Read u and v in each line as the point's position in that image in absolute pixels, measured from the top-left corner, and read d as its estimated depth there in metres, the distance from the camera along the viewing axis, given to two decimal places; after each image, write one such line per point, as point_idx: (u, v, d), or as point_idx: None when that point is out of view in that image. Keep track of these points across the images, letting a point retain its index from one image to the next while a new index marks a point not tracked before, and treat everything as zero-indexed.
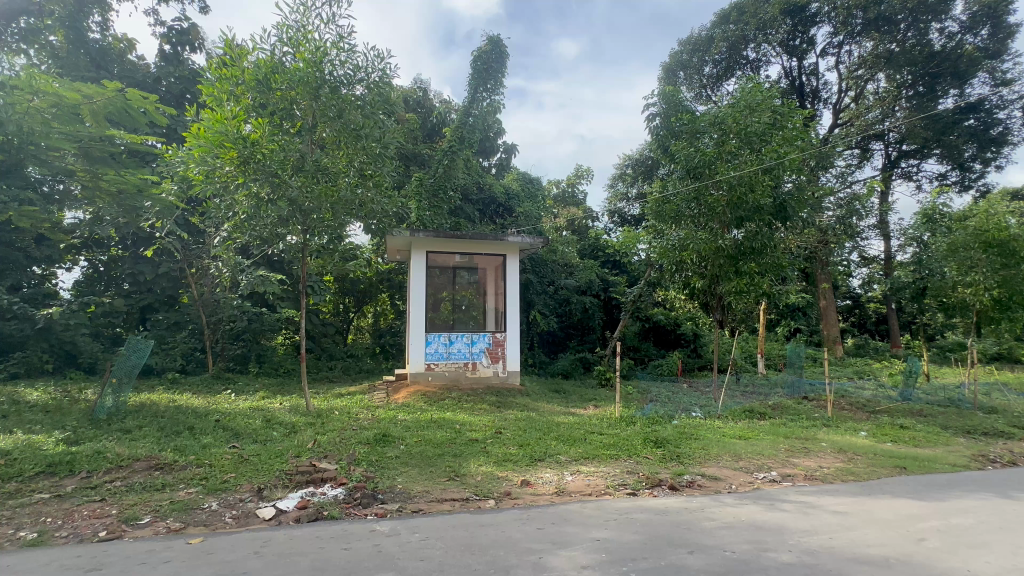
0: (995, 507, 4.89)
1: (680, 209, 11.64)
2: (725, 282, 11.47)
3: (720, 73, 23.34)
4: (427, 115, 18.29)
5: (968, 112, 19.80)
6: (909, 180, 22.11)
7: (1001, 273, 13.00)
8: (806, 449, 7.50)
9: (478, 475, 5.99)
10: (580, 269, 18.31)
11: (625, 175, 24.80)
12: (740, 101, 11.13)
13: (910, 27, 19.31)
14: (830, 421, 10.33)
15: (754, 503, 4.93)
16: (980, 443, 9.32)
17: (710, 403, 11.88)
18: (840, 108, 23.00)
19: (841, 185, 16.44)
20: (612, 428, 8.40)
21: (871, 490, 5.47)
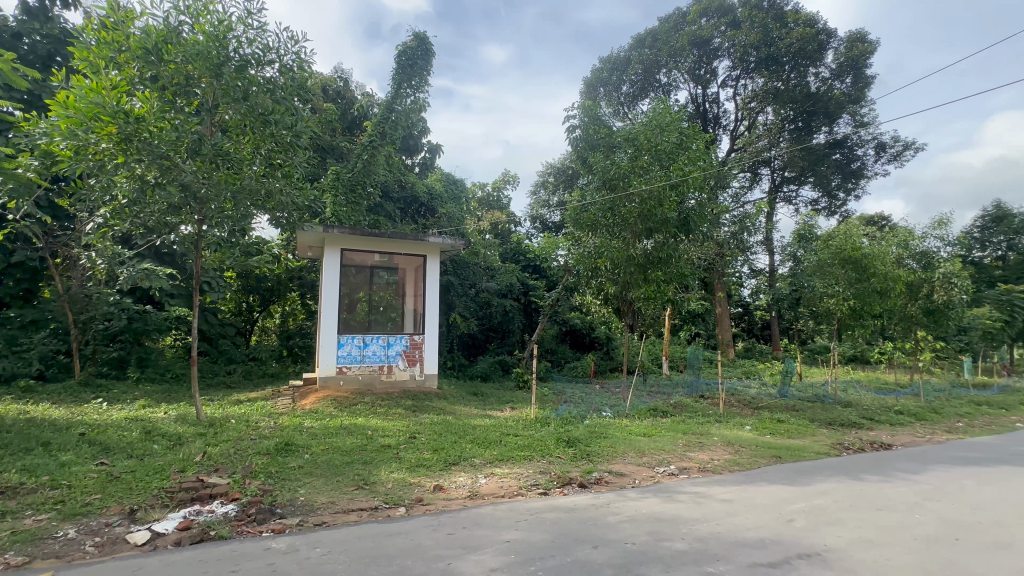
0: (848, 488, 5.68)
1: (595, 219, 12.35)
2: (635, 288, 12.23)
3: (635, 93, 24.88)
4: (348, 106, 17.47)
5: (835, 147, 22.96)
6: (789, 203, 25.10)
7: (855, 286, 15.21)
8: (700, 443, 8.19)
9: (389, 482, 5.78)
10: (501, 272, 18.50)
11: (548, 183, 25.55)
12: (652, 120, 11.97)
13: (792, 69, 22.04)
14: (721, 417, 11.41)
15: (654, 496, 5.28)
16: (837, 433, 10.81)
17: (620, 403, 12.57)
18: (736, 135, 25.59)
19: (735, 204, 18.23)
20: (527, 430, 8.56)
21: (752, 478, 6.10)
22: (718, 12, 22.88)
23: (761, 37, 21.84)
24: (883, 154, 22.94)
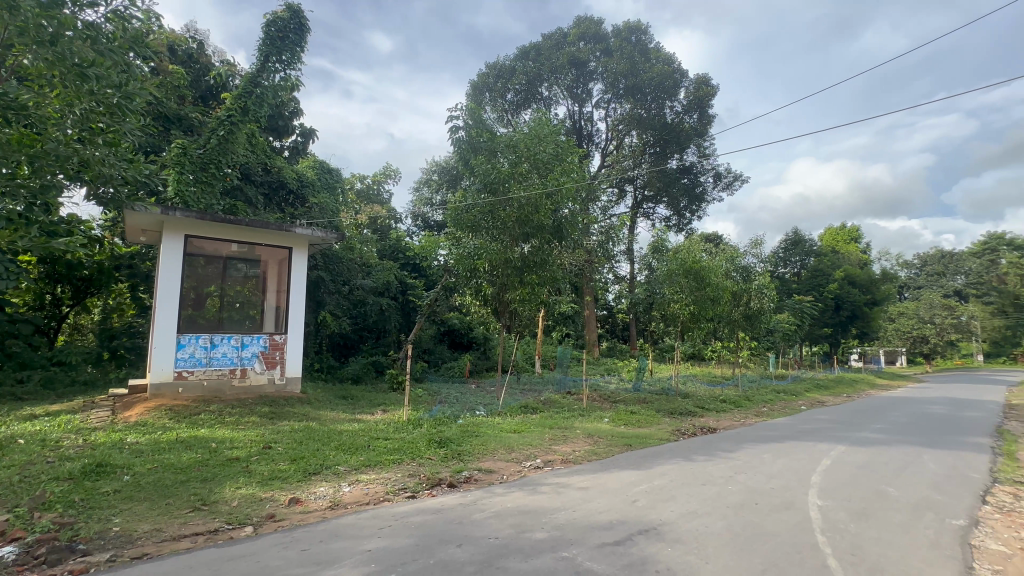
0: (681, 468, 6.55)
1: (475, 220, 12.54)
2: (511, 290, 12.69)
3: (519, 101, 25.84)
4: (202, 73, 15.22)
5: (685, 173, 26.38)
6: (648, 218, 28.22)
7: (695, 294, 17.71)
8: (564, 437, 8.79)
9: (234, 500, 5.15)
10: (377, 269, 17.75)
11: (431, 182, 25.25)
12: (532, 130, 12.49)
13: (653, 100, 24.82)
14: (584, 412, 12.37)
15: (519, 489, 5.52)
16: (677, 421, 12.46)
17: (494, 401, 12.91)
18: (606, 153, 28.03)
19: (603, 216, 19.91)
20: (398, 432, 8.33)
21: (607, 466, 6.71)
22: (594, 38, 24.83)
23: (629, 68, 24.26)
24: (719, 182, 27.02)
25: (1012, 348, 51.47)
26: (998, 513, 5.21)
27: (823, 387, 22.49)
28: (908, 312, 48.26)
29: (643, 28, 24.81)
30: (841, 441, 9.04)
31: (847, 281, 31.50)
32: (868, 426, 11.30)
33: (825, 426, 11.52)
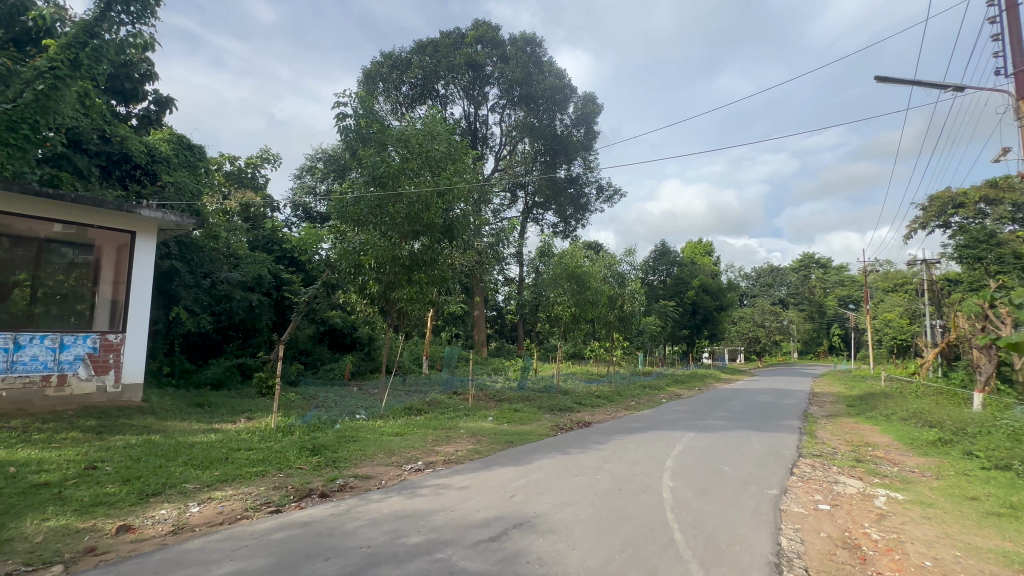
0: (557, 462, 6.93)
1: (361, 215, 11.98)
2: (399, 289, 12.35)
3: (414, 96, 25.34)
4: (17, 11, 12.26)
5: (572, 183, 27.97)
6: (537, 224, 29.40)
7: (576, 297, 18.93)
8: (448, 437, 8.76)
9: (39, 535, 4.21)
10: (246, 261, 15.94)
11: (315, 170, 23.48)
12: (425, 126, 12.20)
13: (545, 111, 25.95)
14: (469, 411, 12.47)
15: (397, 494, 5.36)
16: (556, 416, 13.15)
17: (376, 404, 12.37)
18: (500, 157, 28.64)
19: (495, 219, 20.24)
20: (265, 442, 7.57)
21: (488, 464, 6.83)
22: (491, 43, 25.11)
23: (523, 77, 25.05)
24: (601, 194, 29.17)
25: (817, 347, 63.62)
26: (800, 481, 6.39)
27: (680, 381, 25.59)
28: (746, 317, 56.98)
29: (538, 41, 25.74)
30: (691, 429, 10.33)
31: (702, 288, 36.18)
32: (712, 415, 13.08)
33: (680, 416, 13.08)
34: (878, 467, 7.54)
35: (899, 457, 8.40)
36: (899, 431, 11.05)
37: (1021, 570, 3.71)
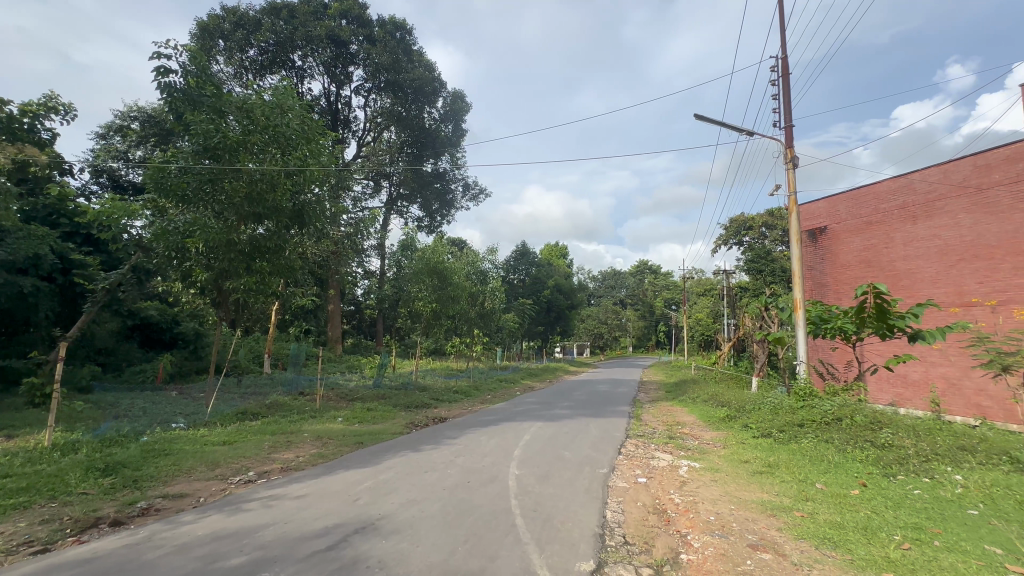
0: (407, 460, 6.78)
1: (187, 190, 10.24)
2: (234, 278, 10.83)
3: (264, 62, 22.54)
4: None
5: (438, 177, 27.55)
6: (401, 216, 28.48)
7: (437, 292, 18.80)
8: (287, 443, 7.97)
9: None
10: (17, 236, 12.06)
11: (127, 131, 19.35)
12: (273, 97, 10.77)
13: (413, 101, 25.09)
14: (315, 413, 11.52)
15: (218, 511, 4.69)
16: (411, 413, 12.92)
17: (200, 410, 10.68)
18: (364, 143, 27.11)
19: (356, 208, 19.00)
20: (34, 464, 5.98)
21: (331, 469, 6.39)
22: (357, 21, 23.48)
23: (391, 63, 23.93)
24: (467, 192, 29.37)
25: (647, 342, 73.42)
26: (626, 459, 7.28)
27: (533, 374, 27.18)
28: (593, 315, 63.14)
29: (408, 28, 24.83)
30: (539, 419, 11.06)
31: (556, 288, 38.98)
32: (558, 405, 14.20)
33: (531, 407, 13.91)
34: (684, 442, 8.98)
35: (700, 433, 10.12)
36: (701, 411, 13.30)
37: (772, 514, 4.75)
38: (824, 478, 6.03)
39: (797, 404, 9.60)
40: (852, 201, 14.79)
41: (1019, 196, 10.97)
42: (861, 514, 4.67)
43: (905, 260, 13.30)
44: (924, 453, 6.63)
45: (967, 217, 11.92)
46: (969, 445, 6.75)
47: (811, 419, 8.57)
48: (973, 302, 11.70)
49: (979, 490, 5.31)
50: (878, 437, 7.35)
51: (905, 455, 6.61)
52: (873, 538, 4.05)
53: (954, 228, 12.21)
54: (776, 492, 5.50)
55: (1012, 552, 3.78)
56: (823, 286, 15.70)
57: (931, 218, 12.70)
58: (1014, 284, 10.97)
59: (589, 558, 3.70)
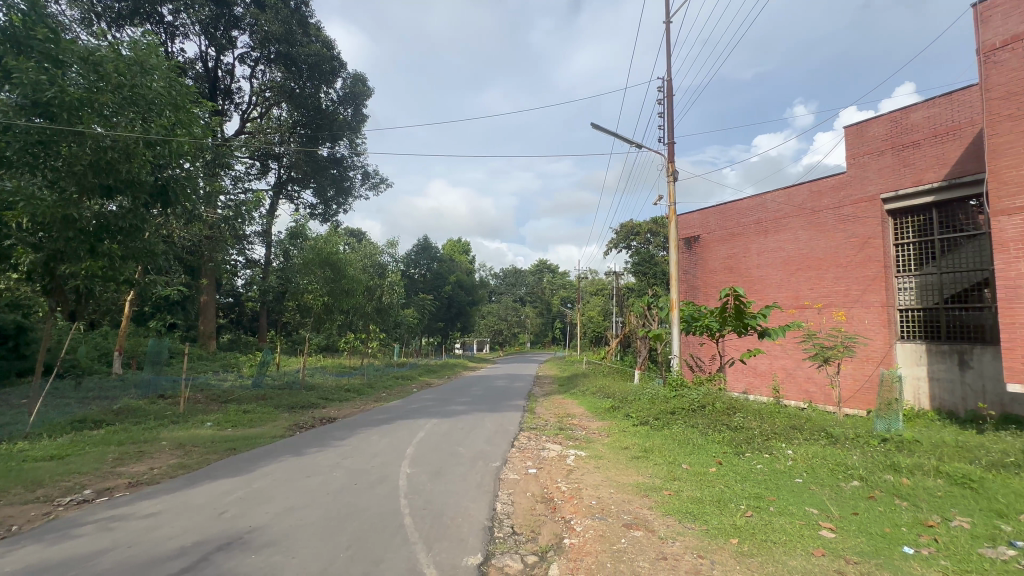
0: (287, 465, 6.25)
1: (7, 151, 8.28)
2: (72, 261, 9.05)
3: (123, 11, 19.30)
4: None
5: (334, 163, 25.57)
6: (291, 201, 26.30)
7: (329, 285, 17.55)
8: (138, 454, 6.90)
9: None
10: None
11: None
12: (131, 53, 9.14)
13: (308, 78, 23.01)
14: (178, 418, 10.14)
15: (36, 541, 3.90)
16: (296, 415, 11.96)
17: (19, 420, 8.80)
18: (249, 119, 24.54)
19: (236, 189, 17.07)
20: None
21: (194, 480, 5.66)
22: None
23: (283, 33, 21.74)
24: (366, 180, 27.84)
25: (544, 338, 76.36)
26: (518, 451, 7.50)
27: (431, 371, 26.80)
28: (493, 311, 64.10)
29: None
30: (436, 416, 10.93)
31: (457, 284, 38.82)
32: (455, 401, 14.15)
33: (427, 404, 13.70)
34: (573, 433, 9.48)
35: (587, 423, 10.77)
36: (589, 403, 14.18)
37: (645, 495, 5.21)
38: (689, 459, 6.77)
39: (670, 394, 10.67)
40: (720, 214, 16.79)
41: (840, 218, 13.28)
42: (716, 489, 5.31)
43: (759, 268, 15.41)
44: (766, 432, 7.77)
45: (804, 233, 14.15)
46: (799, 425, 8.04)
47: (682, 407, 9.57)
48: (806, 305, 13.95)
49: (805, 462, 6.35)
50: (732, 421, 8.45)
51: (752, 436, 7.67)
52: (724, 508, 4.64)
53: (794, 242, 14.42)
54: (650, 475, 6.05)
55: (824, 511, 4.58)
56: (695, 289, 17.61)
57: (778, 233, 14.88)
58: (835, 291, 13.26)
59: (477, 552, 3.72)
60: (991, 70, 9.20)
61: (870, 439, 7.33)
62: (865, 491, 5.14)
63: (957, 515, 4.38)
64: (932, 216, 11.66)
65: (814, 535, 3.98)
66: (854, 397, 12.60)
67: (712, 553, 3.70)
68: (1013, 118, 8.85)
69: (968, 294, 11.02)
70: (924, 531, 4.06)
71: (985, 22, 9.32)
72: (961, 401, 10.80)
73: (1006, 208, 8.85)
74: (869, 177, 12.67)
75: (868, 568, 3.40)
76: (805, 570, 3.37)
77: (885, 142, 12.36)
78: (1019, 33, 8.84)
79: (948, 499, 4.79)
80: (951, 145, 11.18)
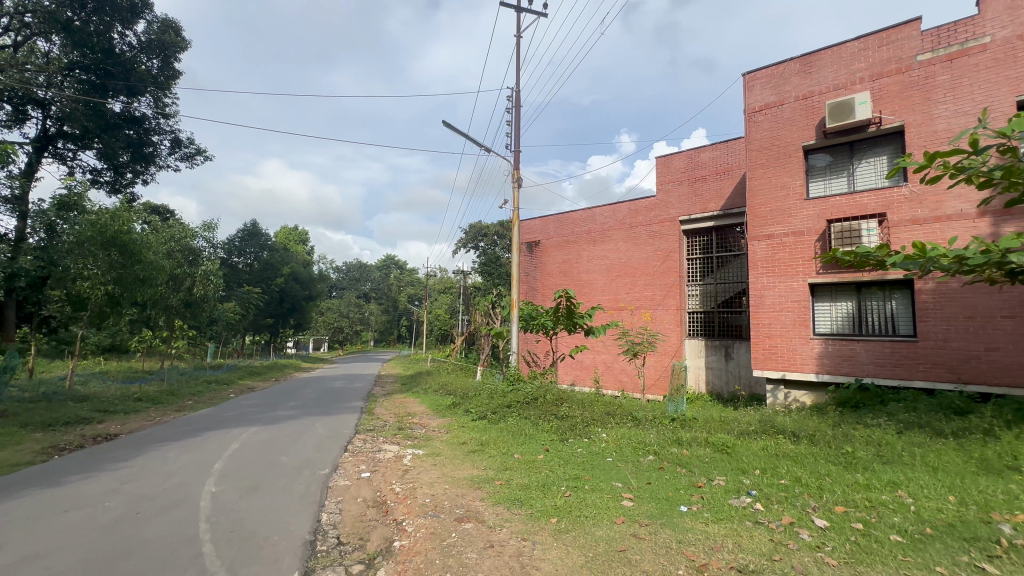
0: (34, 501, 4.84)
1: None
2: None
3: None
4: None
5: (130, 122, 20.26)
6: (61, 162, 20.59)
7: (115, 270, 14.09)
8: None
9: None
10: None
11: None
12: None
13: (95, 11, 18.15)
14: None
15: None
16: (56, 434, 9.37)
17: None
18: None
19: None
20: None
21: None
22: None
23: None
24: (177, 149, 23.25)
25: (389, 337, 73.57)
26: (351, 455, 7.08)
27: (255, 373, 23.68)
28: (333, 308, 59.49)
29: None
30: (256, 423, 9.69)
31: (291, 276, 35.02)
32: (281, 406, 12.76)
33: (248, 411, 12.05)
34: (412, 431, 9.33)
35: (427, 421, 10.72)
36: (430, 401, 14.13)
37: (479, 487, 5.40)
38: (521, 449, 7.24)
39: (508, 388, 11.26)
40: (558, 222, 18.35)
41: (650, 234, 15.66)
42: (542, 474, 5.77)
43: (587, 273, 17.27)
44: (586, 419, 8.76)
45: (623, 245, 16.34)
46: (612, 411, 9.25)
47: (518, 401, 10.20)
48: (622, 307, 16.09)
49: (614, 443, 7.32)
50: (559, 411, 9.32)
51: (575, 423, 8.56)
52: (548, 491, 5.06)
53: (615, 252, 16.53)
54: (484, 467, 6.29)
55: (626, 484, 5.33)
56: (534, 290, 18.97)
57: (603, 243, 16.89)
58: (644, 295, 15.57)
59: (293, 571, 3.38)
60: (752, 127, 11.83)
61: (663, 419, 8.79)
62: (657, 463, 6.14)
63: (718, 476, 5.52)
64: (712, 238, 14.52)
65: (617, 505, 4.61)
66: (655, 384, 14.95)
67: (534, 534, 3.99)
68: (764, 167, 11.55)
69: (732, 301, 14.00)
70: (695, 491, 5.02)
71: (750, 89, 11.93)
72: (725, 385, 13.68)
73: (757, 235, 11.49)
74: (671, 202, 15.22)
75: (654, 528, 4.04)
76: (608, 537, 3.86)
77: (683, 174, 14.99)
78: (769, 102, 11.55)
79: (712, 464, 6.00)
80: (726, 183, 14.07)
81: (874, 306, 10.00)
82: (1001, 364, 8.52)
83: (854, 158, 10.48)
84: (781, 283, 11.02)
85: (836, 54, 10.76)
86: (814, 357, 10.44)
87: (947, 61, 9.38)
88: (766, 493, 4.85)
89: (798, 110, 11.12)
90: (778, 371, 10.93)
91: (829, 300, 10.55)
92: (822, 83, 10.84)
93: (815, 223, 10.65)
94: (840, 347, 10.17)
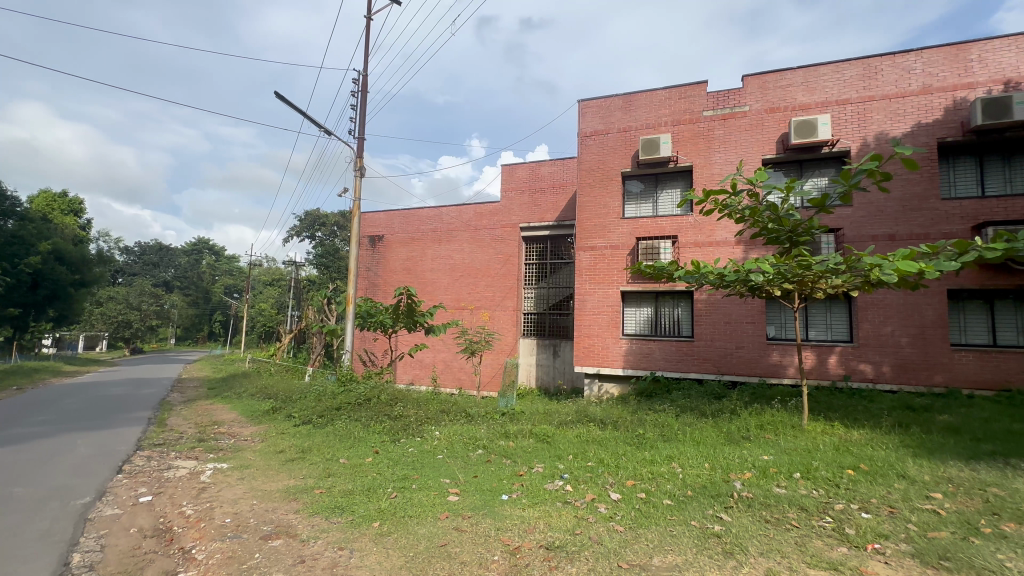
0: None
1: None
2: None
3: None
4: None
5: None
6: None
7: None
8: None
9: None
10: None
11: None
12: None
13: None
14: None
15: None
16: None
17: None
18: None
19: None
20: None
21: None
22: None
23: None
24: None
25: (197, 333, 62.34)
26: (125, 478, 5.77)
27: None
28: (116, 297, 48.15)
29: None
30: None
31: (53, 254, 27.11)
32: (22, 422, 9.75)
33: None
34: (216, 443, 8.05)
35: (238, 430, 9.35)
36: (243, 407, 12.39)
37: (293, 498, 4.91)
38: (347, 453, 6.83)
39: (338, 390, 10.52)
40: (403, 218, 17.90)
41: (493, 237, 16.33)
42: (369, 477, 5.52)
43: (430, 272, 17.20)
44: (420, 418, 8.70)
45: (466, 246, 16.70)
46: (447, 409, 9.36)
47: (349, 402, 9.61)
48: (463, 307, 16.42)
49: (447, 439, 7.42)
50: (394, 410, 9.08)
51: (408, 422, 8.42)
52: (372, 496, 4.85)
53: (459, 253, 16.81)
54: (302, 476, 5.75)
55: (453, 479, 5.43)
56: (374, 286, 18.13)
57: (448, 243, 17.03)
58: (484, 296, 16.16)
59: None
60: (583, 150, 13.23)
61: (494, 414, 9.23)
62: (485, 457, 6.40)
63: (537, 464, 5.99)
64: (547, 246, 15.83)
65: (442, 501, 4.66)
66: (490, 381, 15.63)
67: (352, 542, 3.78)
68: (591, 186, 13.01)
69: (561, 304, 15.47)
70: (516, 480, 5.37)
71: (584, 115, 13.33)
72: (551, 380, 15.01)
73: (583, 246, 12.88)
74: (513, 209, 16.14)
75: (476, 519, 4.20)
76: (430, 534, 3.87)
77: (524, 184, 16.02)
78: (598, 130, 13.08)
79: (533, 453, 6.49)
80: (560, 197, 15.49)
81: (666, 311, 12.08)
82: (744, 358, 11.08)
83: (658, 187, 12.51)
84: (599, 289, 12.55)
85: (649, 98, 12.71)
86: (621, 354, 12.14)
87: (722, 119, 11.87)
88: (576, 475, 5.44)
89: (619, 141, 12.82)
90: (593, 366, 12.40)
91: (634, 305, 12.38)
92: (637, 120, 12.69)
93: (627, 239, 12.41)
94: (640, 345, 12.01)
